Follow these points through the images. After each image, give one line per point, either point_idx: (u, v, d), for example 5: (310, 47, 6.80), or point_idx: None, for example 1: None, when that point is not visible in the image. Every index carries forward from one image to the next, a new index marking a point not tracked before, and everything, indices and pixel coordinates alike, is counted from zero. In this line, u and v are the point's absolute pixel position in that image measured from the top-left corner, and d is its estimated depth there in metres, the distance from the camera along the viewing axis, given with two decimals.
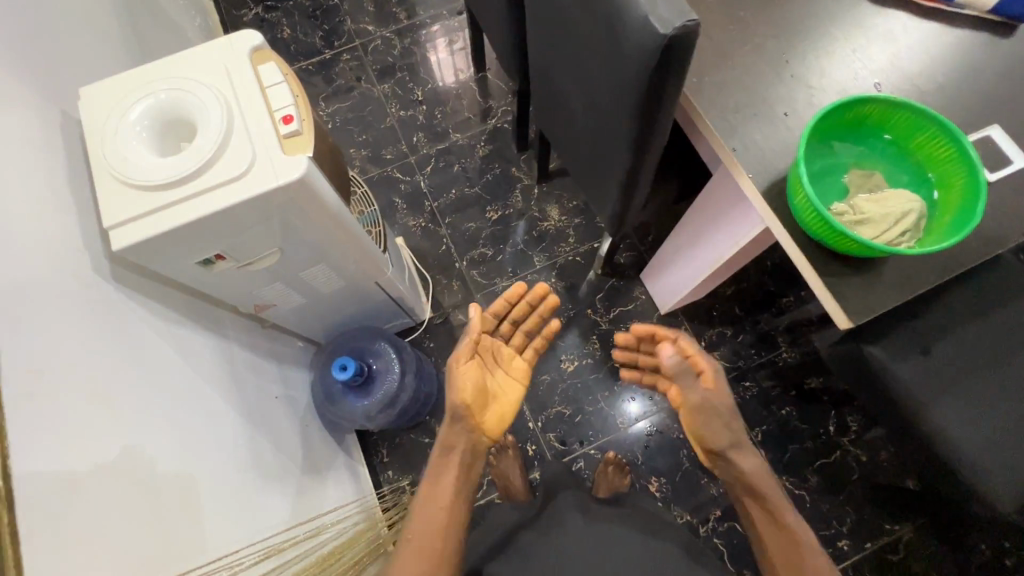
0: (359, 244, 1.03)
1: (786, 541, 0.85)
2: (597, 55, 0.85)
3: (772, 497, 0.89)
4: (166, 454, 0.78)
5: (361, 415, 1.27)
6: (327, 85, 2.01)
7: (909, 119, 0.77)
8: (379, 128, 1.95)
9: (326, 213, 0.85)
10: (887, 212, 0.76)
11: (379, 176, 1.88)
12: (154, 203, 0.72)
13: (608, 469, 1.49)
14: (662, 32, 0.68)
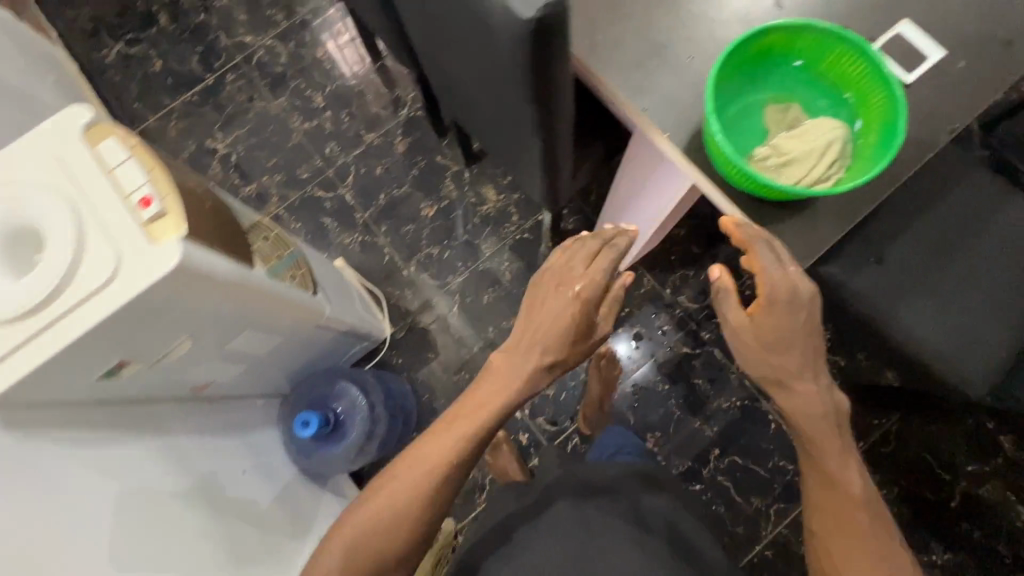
0: (280, 297, 0.95)
1: (854, 556, 0.72)
2: (474, 42, 0.76)
3: (859, 511, 0.73)
4: None
5: (341, 461, 1.27)
6: (219, 113, 1.85)
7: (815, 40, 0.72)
8: (287, 147, 1.80)
9: (223, 286, 0.77)
10: (809, 147, 0.72)
11: (301, 199, 1.76)
12: (17, 337, 0.64)
13: (601, 363, 1.51)
14: (528, 16, 0.58)
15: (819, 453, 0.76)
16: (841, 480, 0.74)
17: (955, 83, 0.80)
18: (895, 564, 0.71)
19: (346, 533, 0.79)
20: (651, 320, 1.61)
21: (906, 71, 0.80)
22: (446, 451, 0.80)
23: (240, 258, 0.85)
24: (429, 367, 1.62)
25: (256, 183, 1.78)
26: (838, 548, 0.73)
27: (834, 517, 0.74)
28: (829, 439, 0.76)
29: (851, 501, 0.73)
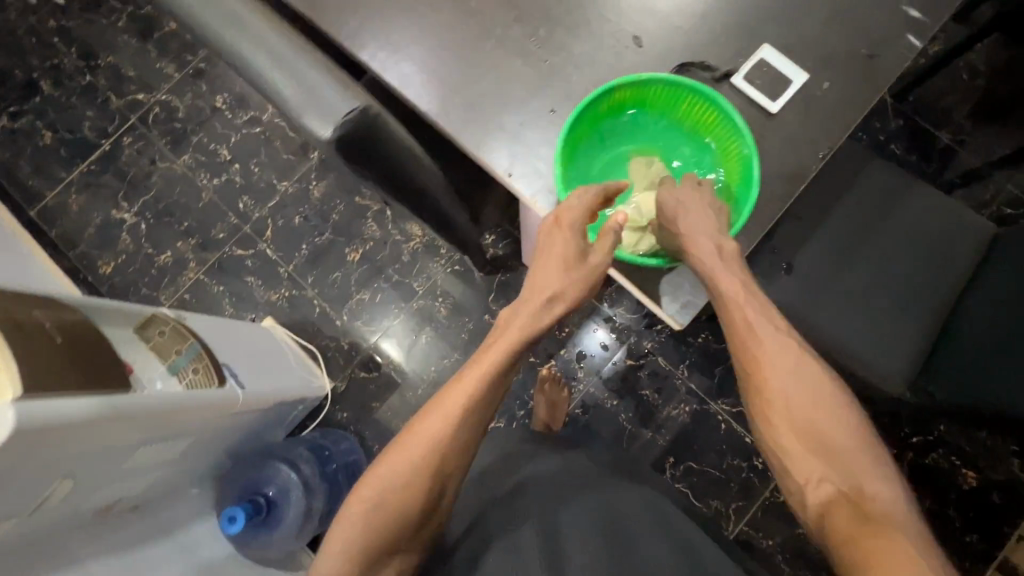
0: (168, 407, 0.92)
1: (806, 430, 0.66)
2: None
3: (799, 381, 0.69)
4: None
5: (284, 538, 1.30)
6: (121, 181, 1.76)
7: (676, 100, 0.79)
8: (199, 207, 1.73)
9: (85, 423, 0.75)
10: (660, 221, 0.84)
11: (220, 261, 1.69)
12: None
13: (545, 387, 1.49)
14: (329, 137, 0.52)
15: (747, 336, 0.73)
16: (774, 351, 0.71)
17: (820, 108, 0.78)
18: (850, 430, 0.65)
19: (338, 543, 0.67)
20: (592, 337, 1.59)
21: (771, 99, 0.78)
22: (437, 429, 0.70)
23: (111, 381, 0.82)
24: (374, 417, 1.59)
25: (171, 250, 1.70)
26: (788, 427, 0.67)
27: (775, 395, 0.69)
28: (753, 321, 0.73)
29: (789, 371, 0.69)
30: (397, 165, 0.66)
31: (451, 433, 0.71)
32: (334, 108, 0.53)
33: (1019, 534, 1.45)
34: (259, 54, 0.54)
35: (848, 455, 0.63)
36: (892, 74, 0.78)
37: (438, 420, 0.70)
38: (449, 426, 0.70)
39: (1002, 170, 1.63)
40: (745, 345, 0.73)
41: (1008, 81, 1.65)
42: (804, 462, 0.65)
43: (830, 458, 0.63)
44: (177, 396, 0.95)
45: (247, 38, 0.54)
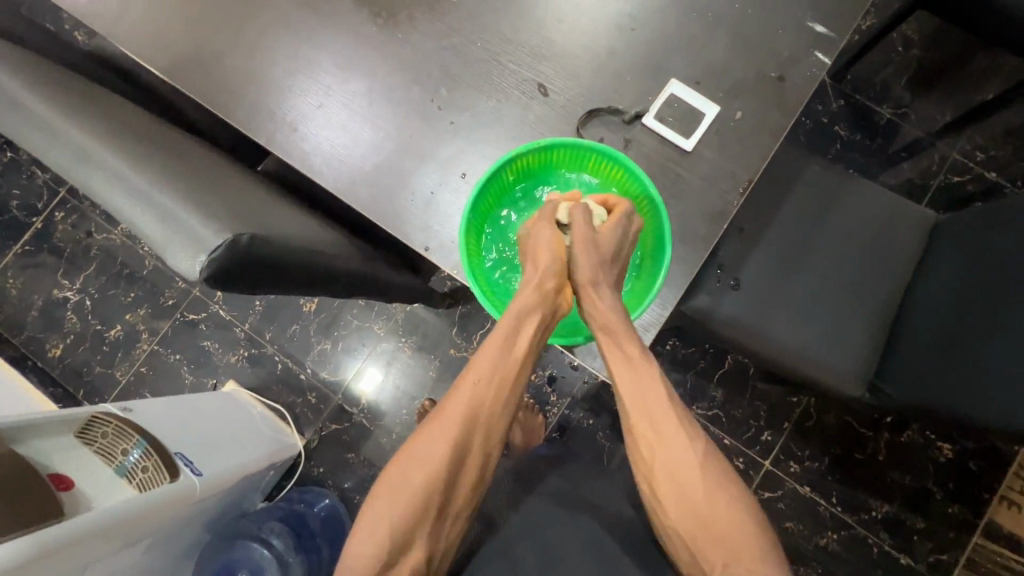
0: (110, 523, 0.89)
1: (692, 513, 0.64)
2: None
3: (682, 458, 0.67)
4: None
5: None
6: (59, 258, 1.69)
7: (580, 163, 0.80)
8: (143, 276, 1.67)
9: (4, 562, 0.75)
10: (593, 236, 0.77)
11: (173, 328, 1.64)
12: None
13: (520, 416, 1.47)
14: (199, 276, 0.49)
15: (636, 414, 0.71)
16: (657, 430, 0.69)
17: (735, 139, 0.76)
18: (732, 508, 0.64)
19: (374, 510, 0.66)
20: (560, 358, 1.58)
21: (685, 137, 0.76)
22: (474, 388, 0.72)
23: (34, 513, 0.81)
24: (350, 468, 1.56)
25: (120, 323, 1.65)
26: (677, 510, 0.65)
27: (663, 480, 0.67)
28: (636, 396, 0.71)
29: (674, 450, 0.67)
30: (297, 270, 0.63)
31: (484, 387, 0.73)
32: (202, 240, 0.50)
33: (999, 497, 1.47)
34: (118, 193, 0.51)
35: (732, 537, 0.62)
36: (804, 95, 0.76)
37: (474, 377, 0.73)
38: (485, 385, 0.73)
39: (945, 139, 1.63)
40: (633, 424, 0.71)
41: (941, 48, 1.64)
42: (695, 547, 0.64)
43: (719, 542, 0.62)
44: (121, 505, 0.91)
45: (102, 177, 0.51)
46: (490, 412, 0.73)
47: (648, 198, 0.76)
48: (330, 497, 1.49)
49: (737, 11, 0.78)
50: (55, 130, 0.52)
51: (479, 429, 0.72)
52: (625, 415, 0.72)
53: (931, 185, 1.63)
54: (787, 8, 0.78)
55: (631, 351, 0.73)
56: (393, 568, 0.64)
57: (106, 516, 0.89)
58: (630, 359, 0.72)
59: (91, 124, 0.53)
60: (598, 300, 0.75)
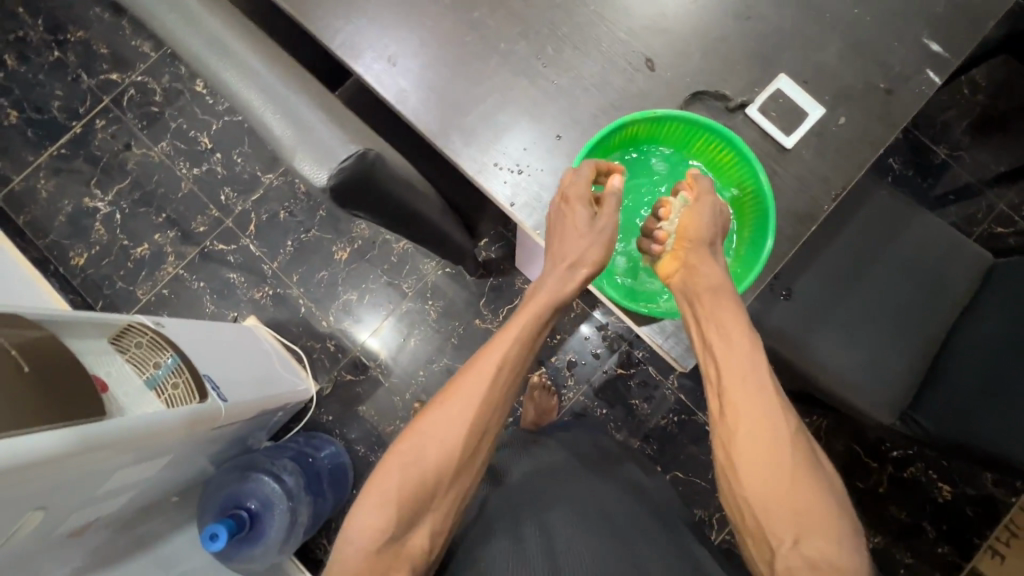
0: (142, 432, 0.88)
1: (775, 482, 0.60)
2: None
3: (774, 426, 0.62)
4: None
5: (263, 556, 1.24)
6: (94, 166, 1.66)
7: (689, 142, 0.80)
8: (176, 198, 1.65)
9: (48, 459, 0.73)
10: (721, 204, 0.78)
11: (200, 255, 1.63)
12: None
13: (535, 394, 1.49)
14: (324, 184, 0.48)
15: (726, 372, 0.65)
16: (748, 394, 0.64)
17: (835, 144, 0.75)
18: (816, 479, 0.59)
19: (364, 495, 0.61)
20: (584, 343, 1.58)
21: (786, 134, 0.75)
22: (481, 377, 0.65)
23: (75, 414, 0.79)
24: (358, 421, 1.56)
25: (148, 242, 1.63)
26: (756, 478, 0.61)
27: (746, 445, 0.62)
28: (727, 356, 0.66)
29: (766, 416, 0.62)
30: (393, 203, 0.62)
31: (492, 377, 0.66)
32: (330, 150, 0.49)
33: (987, 545, 1.50)
34: (249, 86, 0.49)
35: (818, 518, 0.58)
36: (909, 111, 0.76)
37: (489, 364, 0.66)
38: (501, 373, 0.66)
39: (995, 189, 1.63)
40: (721, 386, 0.65)
41: (1007, 99, 1.64)
42: (768, 518, 0.59)
43: (796, 515, 0.58)
44: (154, 417, 0.91)
45: (237, 68, 0.50)
46: (502, 402, 0.67)
47: (755, 183, 0.75)
48: (337, 446, 1.48)
49: (854, 16, 0.77)
50: (196, 17, 0.51)
51: (490, 418, 0.66)
52: (712, 377, 0.67)
53: (972, 232, 1.64)
54: (904, 21, 0.77)
55: (730, 315, 0.69)
56: (389, 551, 0.59)
57: (139, 426, 0.88)
58: (726, 318, 0.68)
59: (228, 17, 0.52)
60: (703, 264, 0.73)
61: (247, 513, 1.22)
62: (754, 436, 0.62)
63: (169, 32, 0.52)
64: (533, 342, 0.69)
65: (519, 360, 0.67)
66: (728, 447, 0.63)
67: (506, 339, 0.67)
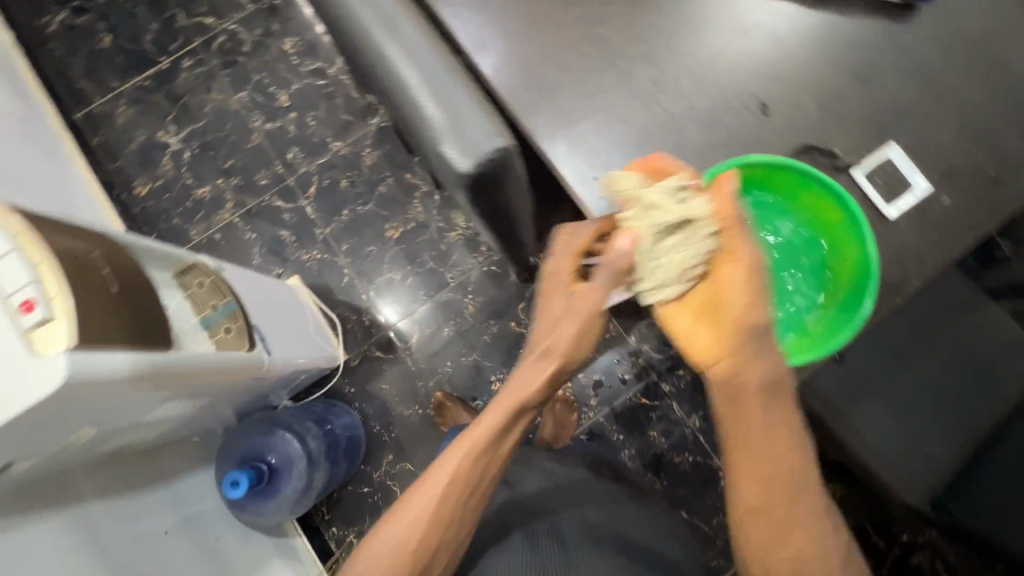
0: (199, 371, 0.90)
1: (797, 566, 0.67)
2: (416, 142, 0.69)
3: (801, 511, 0.68)
4: None
5: (274, 513, 1.26)
6: (173, 104, 1.70)
7: (796, 193, 0.79)
8: (245, 148, 1.68)
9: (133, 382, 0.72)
10: (756, 258, 0.68)
11: (257, 207, 1.66)
12: None
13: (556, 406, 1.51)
14: (466, 169, 0.50)
15: (770, 492, 0.68)
16: (790, 516, 0.67)
17: (933, 222, 0.75)
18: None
19: None
20: (614, 366, 1.58)
21: (888, 202, 0.75)
22: (436, 488, 0.71)
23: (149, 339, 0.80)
24: (378, 399, 1.58)
25: (211, 185, 1.66)
26: (777, 560, 0.68)
27: (785, 561, 0.67)
28: (759, 445, 0.69)
29: (792, 504, 0.68)
30: (503, 198, 0.63)
31: (446, 487, 0.71)
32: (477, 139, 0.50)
33: None
34: None
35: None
36: (1014, 203, 0.75)
37: (446, 472, 0.71)
38: (455, 482, 0.71)
39: None
40: (762, 506, 0.68)
41: None
42: None
43: None
44: (210, 357, 0.93)
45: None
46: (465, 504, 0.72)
47: (859, 245, 0.74)
48: (355, 418, 1.50)
49: (974, 100, 0.77)
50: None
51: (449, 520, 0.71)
52: (750, 487, 0.69)
53: None
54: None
55: (778, 430, 0.69)
56: None
57: (197, 364, 0.90)
58: (773, 434, 0.69)
59: None
60: (756, 363, 0.68)
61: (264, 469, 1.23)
62: (791, 551, 0.67)
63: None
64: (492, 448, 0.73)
65: (474, 468, 0.72)
66: (766, 560, 0.68)
67: (459, 451, 0.72)
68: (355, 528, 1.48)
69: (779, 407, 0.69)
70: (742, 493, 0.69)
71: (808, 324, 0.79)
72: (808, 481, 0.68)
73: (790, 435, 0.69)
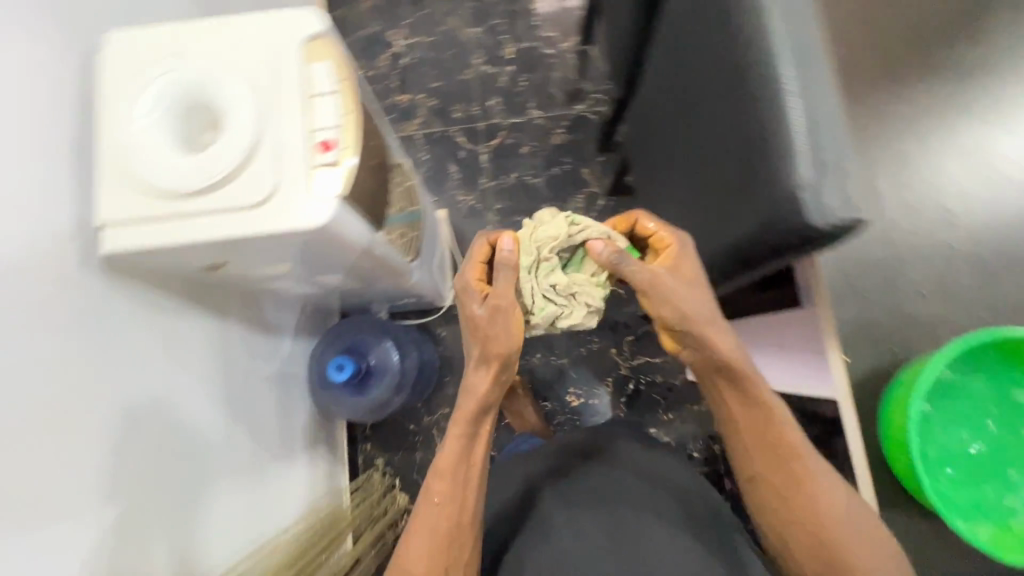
0: (381, 260, 0.93)
1: (810, 533, 0.66)
2: (703, 163, 0.69)
3: (800, 477, 0.67)
4: (129, 465, 0.70)
5: (351, 409, 1.22)
6: (416, 11, 1.78)
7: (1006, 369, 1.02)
8: (456, 80, 1.74)
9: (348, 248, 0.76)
10: (692, 267, 0.68)
11: (441, 134, 1.71)
12: (173, 208, 0.64)
13: None
14: (816, 222, 0.50)
15: (773, 475, 0.69)
16: (795, 493, 0.67)
17: None
18: (868, 538, 0.64)
19: None
20: (692, 442, 1.40)
21: None
22: (428, 504, 0.71)
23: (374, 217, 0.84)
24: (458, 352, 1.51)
25: (412, 97, 1.74)
26: (791, 530, 0.68)
27: (799, 538, 0.67)
28: (747, 426, 0.70)
29: (784, 472, 0.68)
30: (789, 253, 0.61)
31: (438, 502, 0.71)
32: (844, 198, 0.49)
33: None
34: (803, 99, 0.50)
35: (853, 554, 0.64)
36: None
37: (437, 488, 0.71)
38: (446, 495, 0.71)
39: None
40: (766, 479, 0.70)
41: None
42: None
43: None
44: (391, 252, 0.94)
45: (815, 80, 0.50)
46: (462, 507, 0.71)
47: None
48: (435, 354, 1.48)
49: None
50: (798, 9, 0.52)
51: (454, 528, 0.71)
52: (750, 478, 0.71)
53: None
54: None
55: (761, 413, 0.69)
56: None
57: (383, 255, 0.92)
58: (757, 410, 0.69)
59: (814, 21, 0.52)
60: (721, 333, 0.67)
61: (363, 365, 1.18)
62: (800, 526, 0.67)
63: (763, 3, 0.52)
64: (466, 455, 0.73)
65: (456, 479, 0.72)
66: (782, 536, 0.69)
67: (439, 467, 0.72)
68: (385, 455, 1.43)
69: (749, 383, 0.68)
70: (752, 486, 0.71)
71: (1015, 526, 0.99)
72: (794, 445, 0.68)
73: (762, 407, 0.69)
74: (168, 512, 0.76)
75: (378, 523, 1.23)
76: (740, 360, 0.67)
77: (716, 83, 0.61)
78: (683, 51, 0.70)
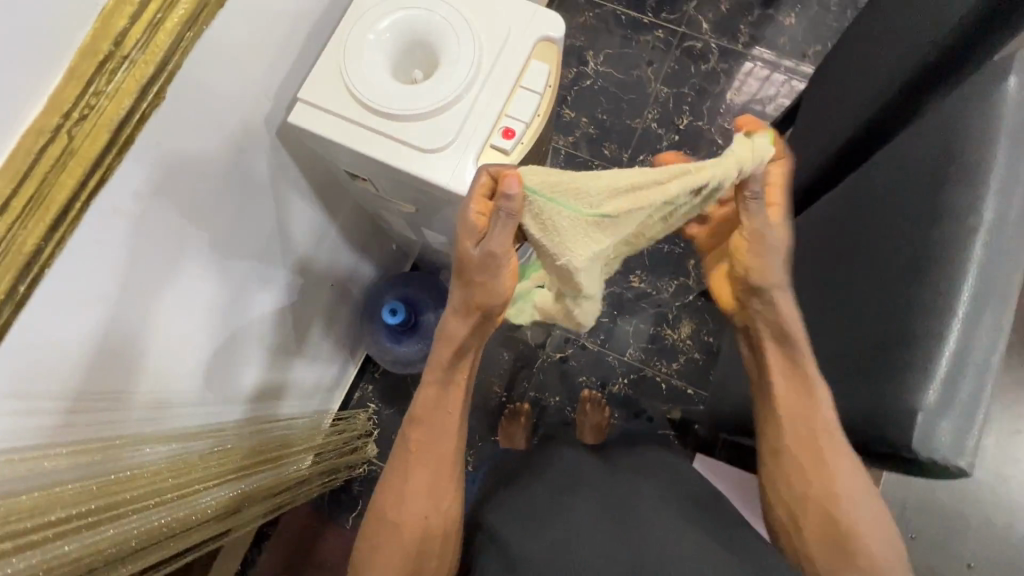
0: None
1: (829, 519, 0.61)
2: (822, 323, 0.67)
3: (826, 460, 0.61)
4: (207, 291, 0.77)
5: (381, 349, 1.21)
6: (621, 42, 1.67)
7: None
8: (621, 120, 1.63)
9: None
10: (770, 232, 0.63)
11: (582, 161, 1.62)
12: (361, 117, 0.70)
13: None
14: (913, 443, 0.48)
15: (795, 454, 0.63)
16: (813, 475, 0.62)
17: None
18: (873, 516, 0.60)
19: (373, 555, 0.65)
20: None
21: None
22: (415, 435, 0.66)
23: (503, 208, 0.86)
24: (487, 360, 1.41)
25: (574, 113, 1.65)
26: (809, 515, 0.62)
27: (807, 516, 0.63)
28: (782, 400, 0.65)
29: (809, 449, 0.62)
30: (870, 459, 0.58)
31: (425, 433, 0.66)
32: (955, 434, 0.48)
33: None
34: (968, 329, 0.48)
35: (860, 534, 0.59)
36: None
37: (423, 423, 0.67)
38: (432, 425, 0.67)
39: None
40: (786, 457, 0.65)
41: None
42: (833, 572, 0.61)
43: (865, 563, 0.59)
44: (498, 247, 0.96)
45: (989, 319, 0.48)
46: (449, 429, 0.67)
47: None
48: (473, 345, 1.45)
49: None
50: (1006, 250, 0.49)
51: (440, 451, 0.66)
52: (770, 446, 0.67)
53: None
54: None
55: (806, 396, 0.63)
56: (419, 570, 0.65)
57: None
58: (796, 394, 0.64)
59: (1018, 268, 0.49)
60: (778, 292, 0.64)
61: (413, 318, 1.17)
62: (813, 505, 0.62)
63: (977, 226, 0.50)
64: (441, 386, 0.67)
65: (436, 407, 0.67)
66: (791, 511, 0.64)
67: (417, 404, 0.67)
68: (378, 405, 1.39)
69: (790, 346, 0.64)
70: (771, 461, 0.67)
71: None
72: (831, 427, 0.61)
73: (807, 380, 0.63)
74: (222, 339, 0.85)
75: (337, 459, 1.21)
76: (791, 318, 0.64)
77: (879, 264, 0.59)
78: (872, 220, 0.65)
